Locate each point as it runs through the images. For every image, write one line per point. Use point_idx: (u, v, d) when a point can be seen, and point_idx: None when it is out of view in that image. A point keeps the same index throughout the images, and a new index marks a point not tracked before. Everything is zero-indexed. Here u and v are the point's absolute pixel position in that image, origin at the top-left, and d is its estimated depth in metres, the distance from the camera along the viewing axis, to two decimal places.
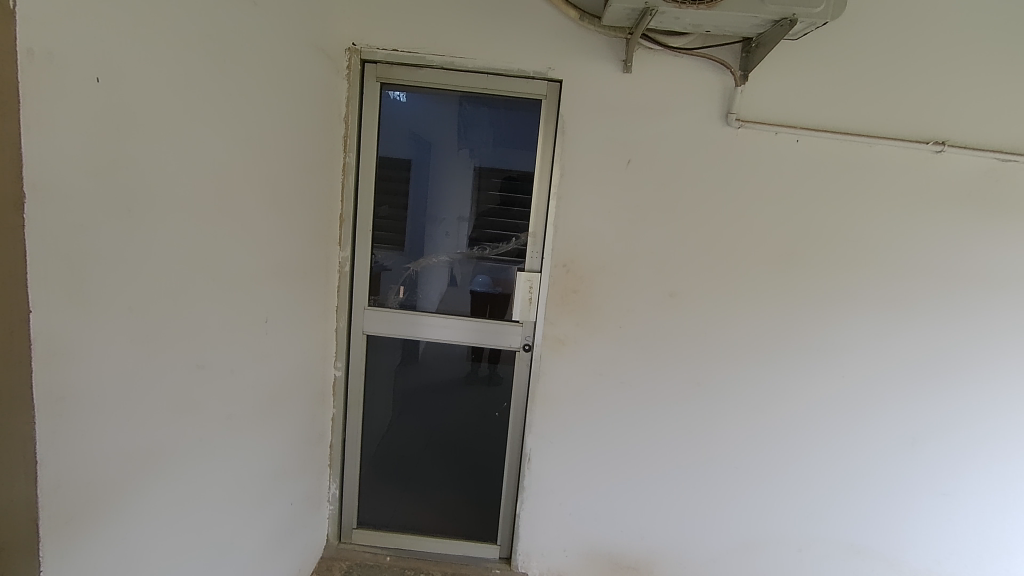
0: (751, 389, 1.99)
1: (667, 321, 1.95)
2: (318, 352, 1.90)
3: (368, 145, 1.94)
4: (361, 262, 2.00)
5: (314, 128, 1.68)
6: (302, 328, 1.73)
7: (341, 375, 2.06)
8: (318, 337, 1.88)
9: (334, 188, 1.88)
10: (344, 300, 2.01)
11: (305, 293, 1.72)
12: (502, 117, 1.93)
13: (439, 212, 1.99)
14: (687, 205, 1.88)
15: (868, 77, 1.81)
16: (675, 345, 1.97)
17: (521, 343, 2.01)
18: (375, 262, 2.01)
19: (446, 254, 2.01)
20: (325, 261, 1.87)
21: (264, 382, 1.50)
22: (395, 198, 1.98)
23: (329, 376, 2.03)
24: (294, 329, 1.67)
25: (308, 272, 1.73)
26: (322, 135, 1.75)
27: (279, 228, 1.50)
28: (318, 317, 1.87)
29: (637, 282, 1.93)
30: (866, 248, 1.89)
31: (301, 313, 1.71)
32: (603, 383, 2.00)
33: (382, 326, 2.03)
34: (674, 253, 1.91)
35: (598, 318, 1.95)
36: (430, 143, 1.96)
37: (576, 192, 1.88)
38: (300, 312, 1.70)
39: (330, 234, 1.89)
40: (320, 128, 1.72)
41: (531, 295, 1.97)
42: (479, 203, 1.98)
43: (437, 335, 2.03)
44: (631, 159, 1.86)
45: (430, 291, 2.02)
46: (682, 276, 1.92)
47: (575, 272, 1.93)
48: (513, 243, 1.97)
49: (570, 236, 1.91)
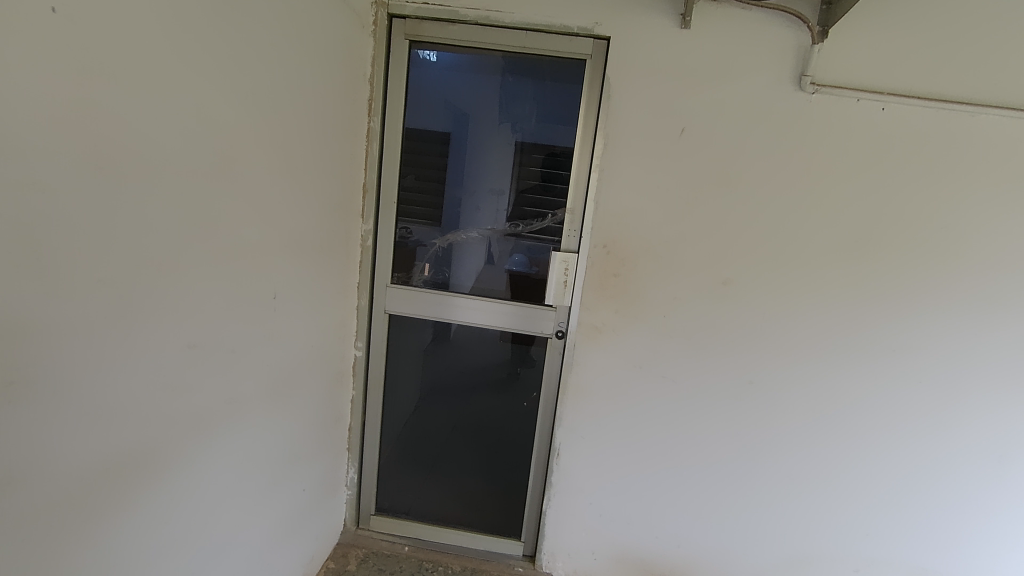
0: (808, 388, 1.78)
1: (716, 312, 1.75)
2: (336, 331, 1.79)
3: (393, 109, 1.78)
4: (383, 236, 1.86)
5: (333, 86, 1.53)
6: (316, 306, 1.61)
7: (361, 356, 1.94)
8: (335, 316, 1.76)
9: (356, 156, 1.74)
10: (365, 277, 1.87)
11: (319, 268, 1.60)
12: (541, 79, 1.74)
13: (470, 184, 1.84)
14: (748, 183, 1.66)
15: (974, 34, 1.53)
16: (725, 338, 1.77)
17: (554, 329, 1.84)
18: (398, 237, 1.87)
19: (476, 230, 1.86)
20: (345, 233, 1.74)
21: (274, 364, 1.40)
22: (422, 168, 1.83)
23: (348, 356, 1.90)
24: (306, 305, 1.54)
25: (323, 245, 1.60)
26: (343, 95, 1.61)
27: (290, 198, 1.37)
28: (337, 295, 1.75)
29: (681, 267, 1.73)
30: (958, 236, 1.62)
31: (316, 290, 1.60)
32: (641, 377, 1.82)
33: (405, 305, 1.89)
34: (729, 237, 1.70)
35: (638, 306, 1.77)
36: (461, 108, 1.79)
37: (621, 165, 1.69)
38: (314, 288, 1.58)
39: (351, 206, 1.75)
40: (339, 88, 1.58)
41: (566, 278, 1.79)
42: (515, 175, 1.81)
43: (464, 317, 1.88)
44: (685, 128, 1.65)
45: (459, 270, 1.88)
46: (737, 262, 1.71)
47: (615, 254, 1.75)
48: (549, 218, 1.79)
49: (612, 214, 1.72)
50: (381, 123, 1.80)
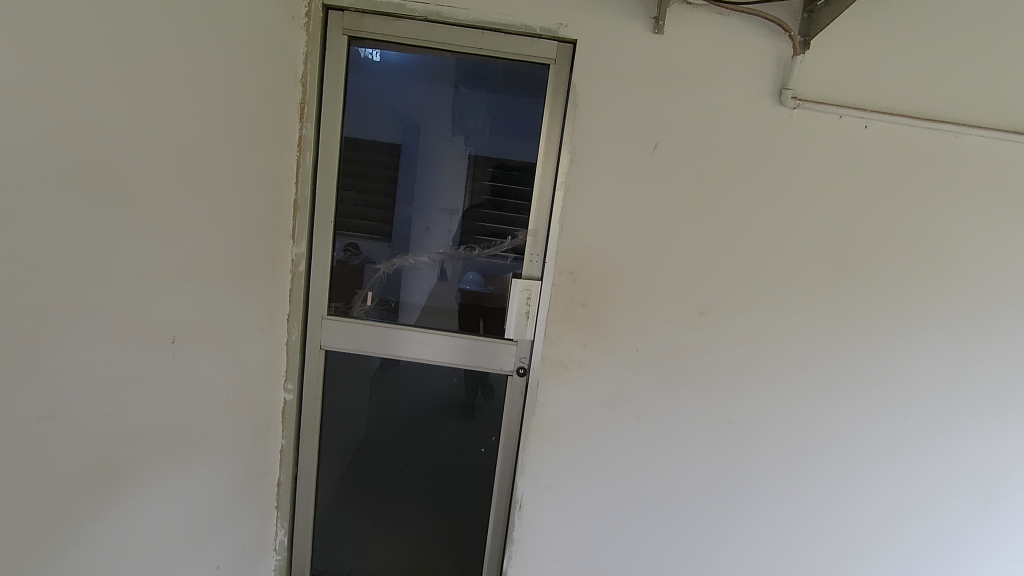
0: (790, 426, 1.64)
1: (693, 343, 1.59)
2: (260, 372, 1.51)
3: (329, 114, 1.55)
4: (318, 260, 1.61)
5: (253, 83, 1.29)
6: (231, 344, 1.34)
7: (292, 400, 1.65)
8: (260, 355, 1.49)
9: (285, 168, 1.49)
10: (297, 307, 1.60)
11: (235, 299, 1.33)
12: (500, 86, 1.56)
13: (419, 201, 1.62)
14: (726, 203, 1.52)
15: (954, 51, 1.46)
16: (702, 373, 1.61)
17: (514, 365, 1.63)
18: (342, 252, 1.62)
19: (426, 253, 1.64)
20: (273, 257, 1.48)
21: (168, 420, 1.13)
22: (363, 183, 1.60)
23: (276, 401, 1.62)
24: (214, 345, 1.27)
25: (239, 272, 1.33)
26: (268, 95, 1.36)
27: (192, 217, 1.12)
28: (262, 330, 1.48)
29: (654, 295, 1.57)
30: (941, 261, 1.54)
31: (231, 325, 1.33)
32: (612, 417, 1.63)
33: (344, 339, 1.64)
34: (706, 262, 1.55)
35: (608, 339, 1.59)
36: (408, 115, 1.58)
37: (590, 182, 1.52)
38: (226, 324, 1.31)
39: (280, 226, 1.50)
40: (262, 86, 1.33)
41: (528, 309, 1.59)
42: (470, 192, 1.61)
43: (414, 354, 1.65)
44: (657, 143, 1.50)
45: (408, 297, 1.65)
46: (715, 289, 1.56)
47: (583, 282, 1.56)
48: (508, 240, 1.60)
49: (580, 236, 1.54)
50: (315, 131, 1.55)
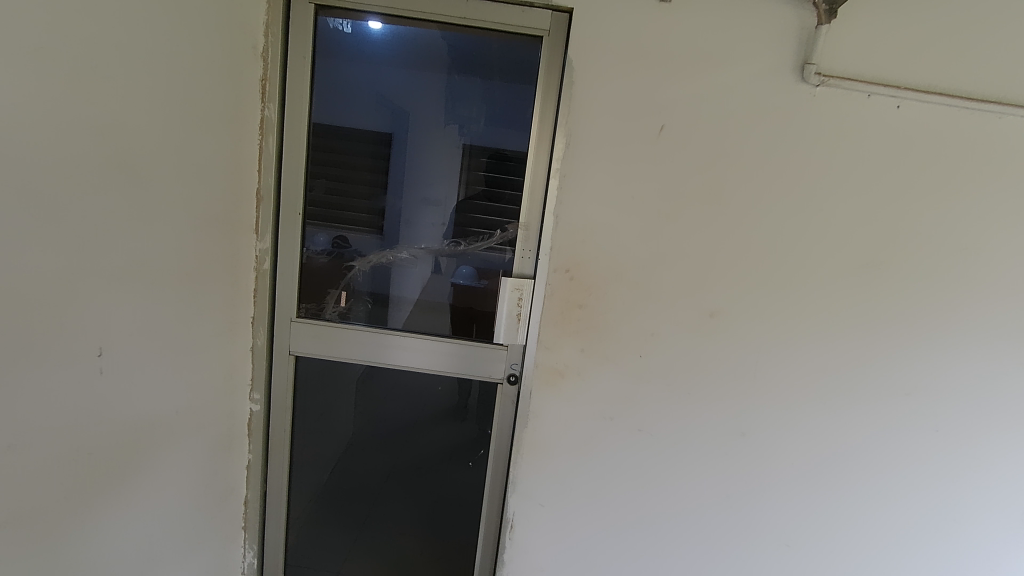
0: (807, 439, 1.49)
1: (702, 349, 1.44)
2: (218, 382, 1.34)
3: (295, 94, 1.38)
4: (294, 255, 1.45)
5: (199, 54, 1.11)
6: (178, 354, 1.18)
7: (259, 411, 1.50)
8: (220, 363, 1.34)
9: (245, 154, 1.32)
10: (263, 309, 1.44)
11: (183, 302, 1.17)
12: (491, 64, 1.39)
13: (398, 191, 1.46)
14: (740, 192, 1.36)
15: (999, 22, 1.29)
16: (711, 381, 1.46)
17: (505, 372, 1.48)
18: (327, 245, 1.46)
19: (407, 249, 1.48)
20: (232, 254, 1.32)
21: (95, 445, 0.97)
22: (336, 173, 1.44)
23: (240, 413, 1.46)
24: (156, 356, 1.11)
25: (187, 271, 1.17)
26: (217, 69, 1.19)
27: (122, 209, 0.96)
28: (220, 336, 1.32)
29: (660, 295, 1.41)
30: (976, 258, 1.39)
31: (178, 332, 1.17)
32: (613, 430, 1.48)
33: (316, 345, 1.48)
34: (717, 259, 1.39)
35: (609, 344, 1.43)
36: (385, 95, 1.41)
37: (588, 170, 1.36)
38: (172, 331, 1.15)
39: (240, 219, 1.34)
40: (211, 59, 1.16)
41: (519, 312, 1.44)
42: (455, 180, 1.45)
43: (393, 360, 1.49)
44: (664, 126, 1.34)
45: (398, 295, 1.49)
46: (726, 289, 1.41)
47: (581, 281, 1.40)
48: (497, 233, 1.45)
49: (577, 231, 1.38)
50: (279, 113, 1.39)
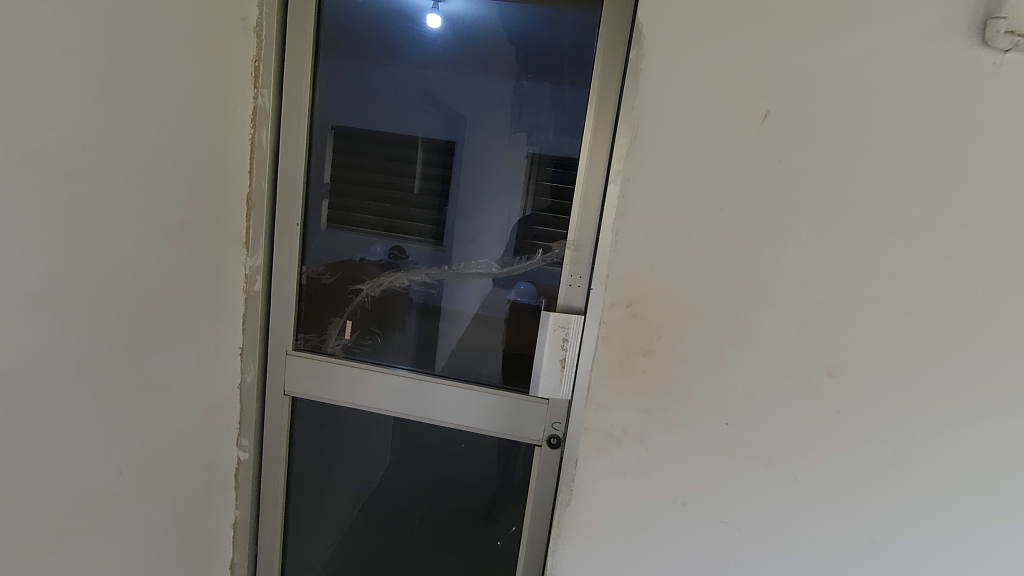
0: (972, 556, 1.04)
1: (815, 420, 1.04)
2: (189, 431, 1.09)
3: (293, 79, 1.14)
4: (347, 261, 1.23)
5: (150, 20, 0.86)
6: (121, 404, 0.92)
7: (248, 460, 1.25)
8: (193, 406, 1.09)
9: (229, 151, 1.08)
10: (253, 340, 1.20)
11: (126, 338, 0.91)
12: (558, 51, 1.11)
13: (414, 195, 1.21)
14: (880, 205, 0.96)
15: None
16: (829, 466, 1.05)
17: (544, 434, 1.17)
18: (384, 257, 1.23)
19: (423, 269, 1.23)
20: (210, 273, 1.08)
21: None
22: (358, 175, 1.21)
23: (224, 463, 1.21)
24: (83, 408, 0.85)
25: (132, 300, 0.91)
26: (184, 43, 0.93)
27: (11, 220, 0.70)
28: (194, 374, 1.08)
29: (758, 345, 1.03)
30: None
31: (122, 377, 0.91)
32: (684, 519, 1.11)
33: (314, 384, 1.22)
34: (841, 298, 1.00)
35: (683, 406, 1.06)
36: (403, 77, 1.18)
37: (660, 173, 1.00)
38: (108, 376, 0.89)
39: (222, 231, 1.09)
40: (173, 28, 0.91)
41: (565, 359, 1.12)
42: (485, 185, 1.19)
43: (405, 410, 1.21)
44: (769, 113, 0.96)
45: (455, 312, 1.23)
46: (854, 339, 1.00)
47: (648, 320, 1.04)
48: (538, 256, 1.16)
49: (643, 254, 1.02)
50: (275, 101, 1.15)
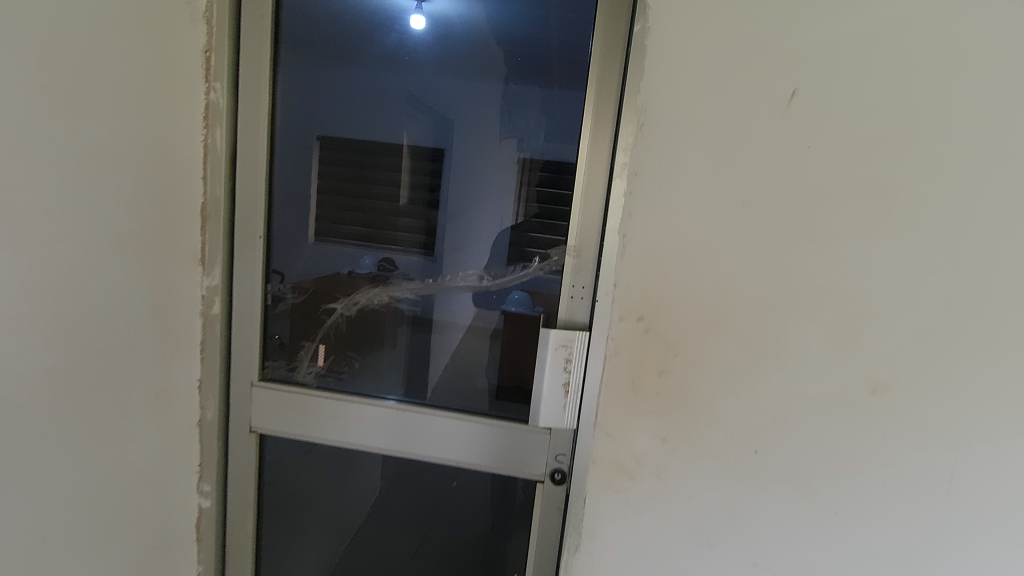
0: None
1: (867, 450, 0.88)
2: (138, 480, 0.94)
3: (251, 72, 1.00)
4: (334, 274, 1.10)
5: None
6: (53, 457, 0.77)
7: (210, 506, 1.10)
8: (141, 452, 0.94)
9: (179, 155, 0.93)
10: (212, 370, 1.05)
11: (59, 378, 0.76)
12: (547, 38, 0.99)
13: (392, 202, 1.08)
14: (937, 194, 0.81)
15: None
16: (883, 501, 0.89)
17: (547, 468, 1.03)
18: (374, 269, 1.10)
19: (405, 284, 1.09)
20: (159, 297, 0.93)
21: None
22: (345, 184, 1.08)
23: (182, 512, 1.06)
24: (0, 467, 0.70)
25: (65, 332, 0.76)
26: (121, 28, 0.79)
27: None
28: (144, 415, 0.93)
29: (794, 362, 0.88)
30: None
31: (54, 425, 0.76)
32: (713, 566, 0.96)
33: (284, 417, 1.08)
34: (894, 305, 0.84)
35: (708, 433, 0.92)
36: (376, 70, 1.06)
37: (673, 165, 0.86)
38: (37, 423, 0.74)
39: (174, 247, 0.95)
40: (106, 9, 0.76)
41: (568, 386, 0.98)
42: (472, 189, 1.06)
43: (391, 446, 1.07)
44: (797, 92, 0.82)
45: (450, 325, 1.10)
46: (911, 354, 0.85)
47: (664, 336, 0.90)
48: (535, 265, 1.03)
49: (656, 259, 0.89)
50: (230, 97, 1.00)
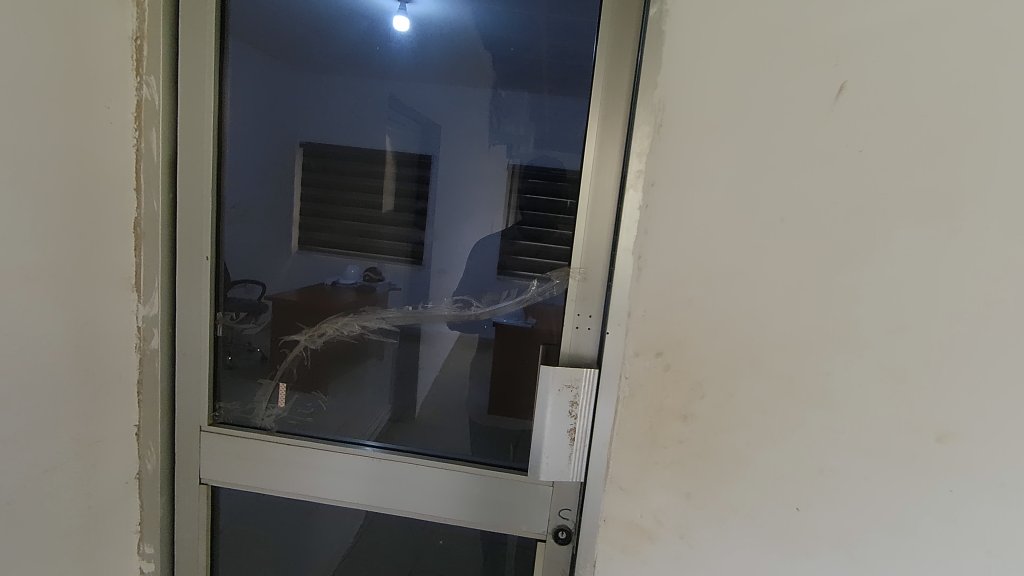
0: None
1: (931, 508, 0.74)
2: (56, 554, 0.78)
3: (192, 65, 0.85)
4: (316, 286, 0.94)
5: None
6: None
7: (154, 572, 0.94)
8: (63, 519, 0.78)
9: (102, 164, 0.78)
10: (152, 415, 0.89)
11: None
12: (538, 25, 0.84)
13: (365, 218, 0.92)
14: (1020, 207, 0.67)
15: None
16: (950, 567, 0.75)
17: (550, 526, 0.88)
18: (359, 280, 0.93)
19: (382, 312, 0.93)
20: (77, 335, 0.77)
21: None
22: (327, 185, 0.92)
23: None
24: None
25: None
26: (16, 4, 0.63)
27: None
28: (64, 476, 0.77)
29: (844, 406, 0.74)
30: None
31: None
32: None
33: (241, 467, 0.93)
34: (964, 340, 0.70)
35: (739, 487, 0.78)
36: (343, 68, 0.90)
37: (698, 173, 0.72)
38: None
39: (99, 270, 0.79)
40: None
41: (574, 433, 0.84)
42: (458, 201, 0.91)
43: (363, 500, 0.92)
44: (845, 86, 0.69)
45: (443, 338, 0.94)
46: (987, 397, 0.71)
47: (687, 374, 0.76)
48: (531, 288, 0.89)
49: (677, 284, 0.75)
50: (167, 93, 0.85)
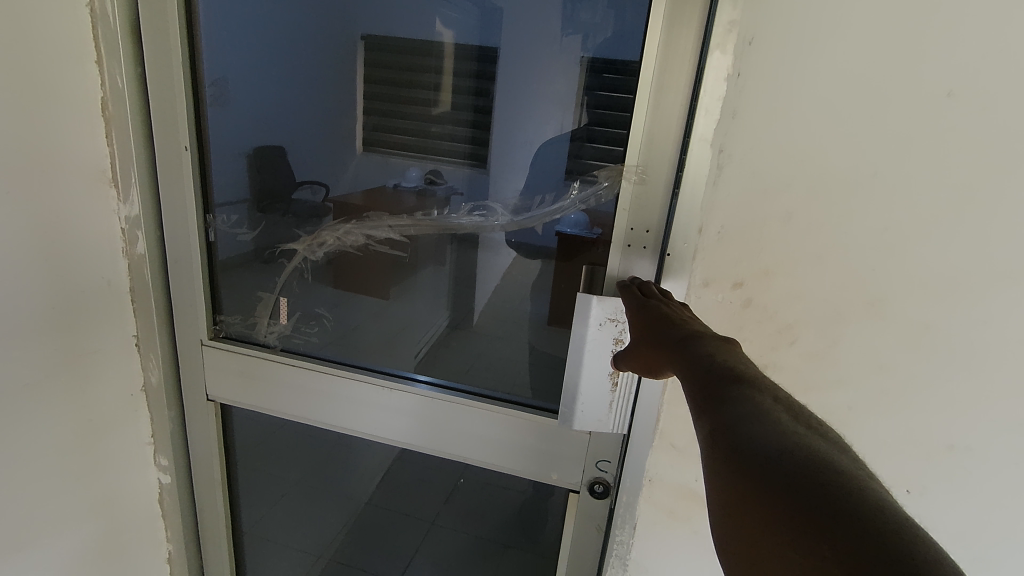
0: None
1: None
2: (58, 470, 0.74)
3: None
4: (378, 189, 0.77)
5: None
6: None
7: (173, 482, 0.91)
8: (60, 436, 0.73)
9: (45, 27, 0.64)
10: (148, 325, 0.82)
11: None
12: None
13: (406, 111, 0.74)
14: None
15: None
16: None
17: (586, 478, 0.75)
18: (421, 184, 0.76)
19: (394, 221, 0.77)
20: (44, 236, 0.67)
21: None
22: (387, 73, 0.73)
23: (139, 491, 0.88)
24: None
25: None
26: None
27: None
28: (52, 389, 0.71)
29: (996, 367, 0.54)
30: None
31: None
32: None
33: (245, 385, 0.86)
34: None
35: None
36: None
37: (826, 24, 0.48)
38: None
39: (64, 163, 0.68)
40: None
41: (617, 377, 0.67)
42: (518, 87, 0.69)
43: (399, 437, 0.82)
44: None
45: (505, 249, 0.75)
46: None
47: (774, 313, 0.57)
48: (571, 194, 0.70)
49: (776, 192, 0.53)
50: None
